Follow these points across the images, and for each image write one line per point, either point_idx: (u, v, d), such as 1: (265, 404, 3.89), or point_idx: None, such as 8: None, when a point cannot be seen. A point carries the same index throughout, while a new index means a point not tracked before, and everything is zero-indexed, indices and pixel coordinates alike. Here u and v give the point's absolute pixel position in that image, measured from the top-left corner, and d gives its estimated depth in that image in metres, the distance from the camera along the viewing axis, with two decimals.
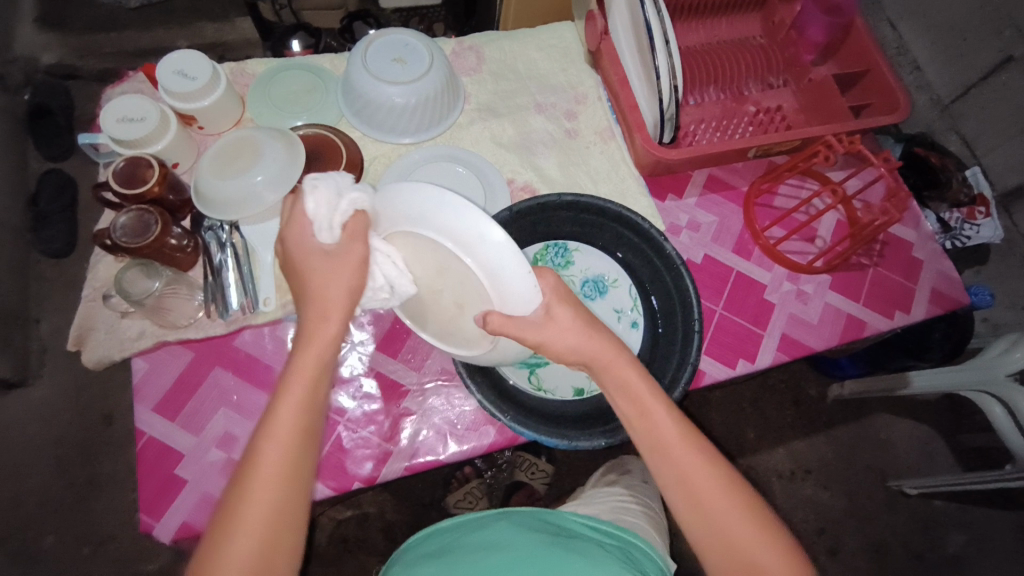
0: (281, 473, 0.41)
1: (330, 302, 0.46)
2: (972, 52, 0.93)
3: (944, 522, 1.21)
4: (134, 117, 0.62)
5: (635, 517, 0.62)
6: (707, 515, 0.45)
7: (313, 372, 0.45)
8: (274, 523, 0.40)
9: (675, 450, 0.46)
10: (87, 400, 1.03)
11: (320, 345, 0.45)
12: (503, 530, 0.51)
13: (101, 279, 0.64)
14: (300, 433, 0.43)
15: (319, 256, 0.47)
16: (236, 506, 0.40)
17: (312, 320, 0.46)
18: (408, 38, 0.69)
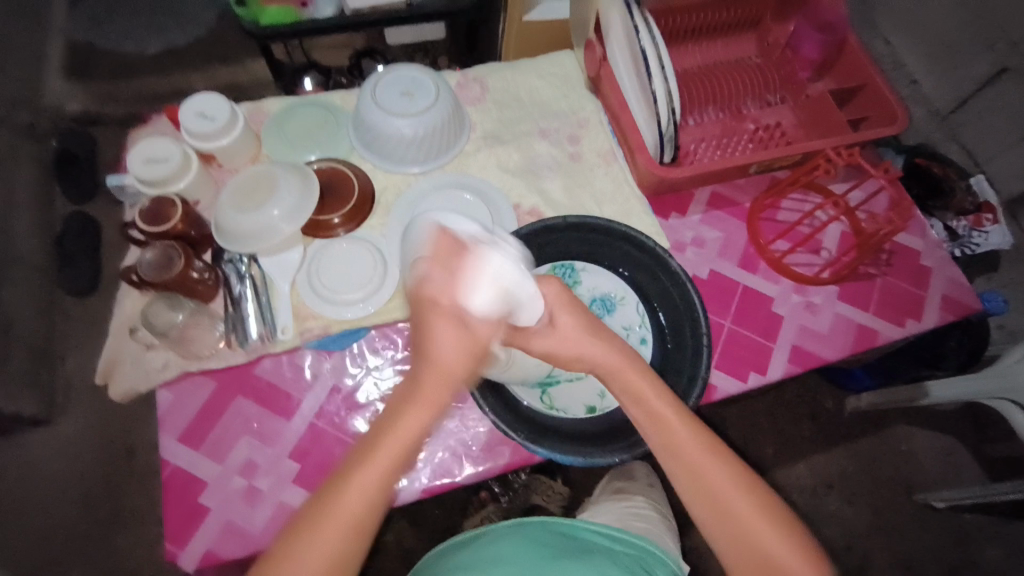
0: (345, 537, 0.41)
1: (442, 369, 0.44)
2: (967, 63, 0.94)
3: (975, 536, 1.18)
4: (159, 158, 0.65)
5: (646, 523, 0.63)
6: (728, 520, 0.45)
7: (407, 441, 0.43)
8: (329, 573, 0.41)
9: (694, 457, 0.46)
10: (112, 433, 1.05)
11: (422, 414, 0.43)
12: (521, 543, 0.51)
13: (128, 313, 0.67)
14: (372, 503, 0.42)
15: (455, 322, 0.44)
16: (304, 544, 0.41)
17: (430, 386, 0.44)
18: (414, 73, 0.72)
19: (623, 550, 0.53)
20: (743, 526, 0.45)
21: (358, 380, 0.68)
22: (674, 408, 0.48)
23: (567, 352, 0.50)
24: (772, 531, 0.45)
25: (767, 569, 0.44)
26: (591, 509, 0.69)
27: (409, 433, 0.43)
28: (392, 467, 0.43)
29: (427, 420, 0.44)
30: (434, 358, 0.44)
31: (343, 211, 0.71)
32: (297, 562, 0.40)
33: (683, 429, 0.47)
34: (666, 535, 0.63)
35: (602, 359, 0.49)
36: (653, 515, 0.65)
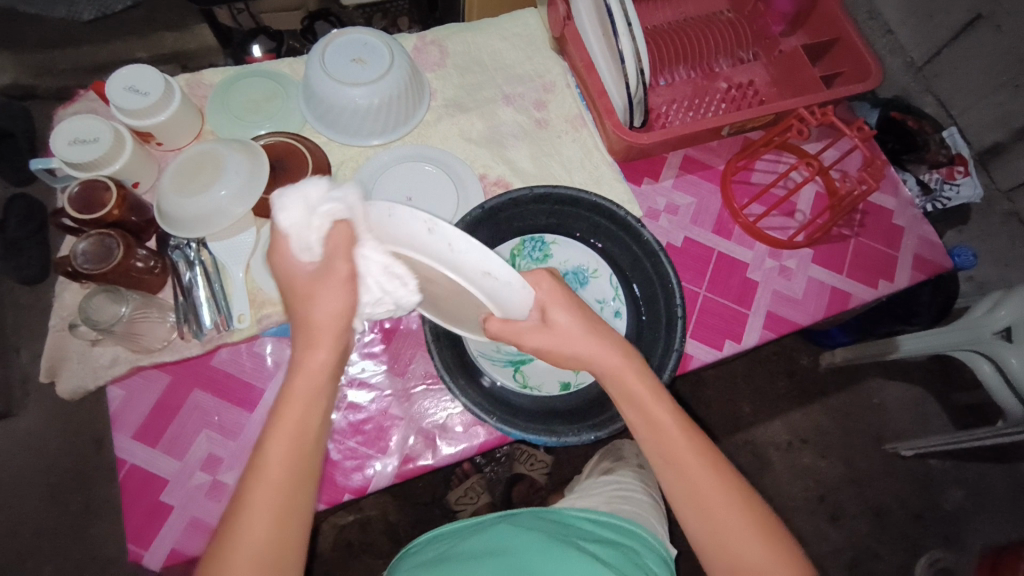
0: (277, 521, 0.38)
1: (314, 321, 0.43)
2: (942, 12, 0.92)
3: (942, 480, 1.22)
4: (87, 139, 0.60)
5: (634, 507, 0.61)
6: (697, 503, 0.45)
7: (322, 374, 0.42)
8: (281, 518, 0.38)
9: (671, 444, 0.45)
10: (78, 426, 1.02)
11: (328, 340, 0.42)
12: (509, 530, 0.51)
13: (68, 308, 0.63)
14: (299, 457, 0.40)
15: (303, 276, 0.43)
16: (245, 500, 0.38)
17: (303, 345, 0.43)
18: (367, 38, 0.67)
19: (605, 534, 0.53)
20: (715, 514, 0.44)
21: None
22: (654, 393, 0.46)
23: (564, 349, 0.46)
24: (741, 519, 0.44)
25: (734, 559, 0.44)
26: (581, 489, 0.67)
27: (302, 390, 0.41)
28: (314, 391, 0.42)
29: (330, 349, 0.43)
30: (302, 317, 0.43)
31: None
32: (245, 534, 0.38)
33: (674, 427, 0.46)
34: (656, 519, 0.61)
35: (587, 348, 0.46)
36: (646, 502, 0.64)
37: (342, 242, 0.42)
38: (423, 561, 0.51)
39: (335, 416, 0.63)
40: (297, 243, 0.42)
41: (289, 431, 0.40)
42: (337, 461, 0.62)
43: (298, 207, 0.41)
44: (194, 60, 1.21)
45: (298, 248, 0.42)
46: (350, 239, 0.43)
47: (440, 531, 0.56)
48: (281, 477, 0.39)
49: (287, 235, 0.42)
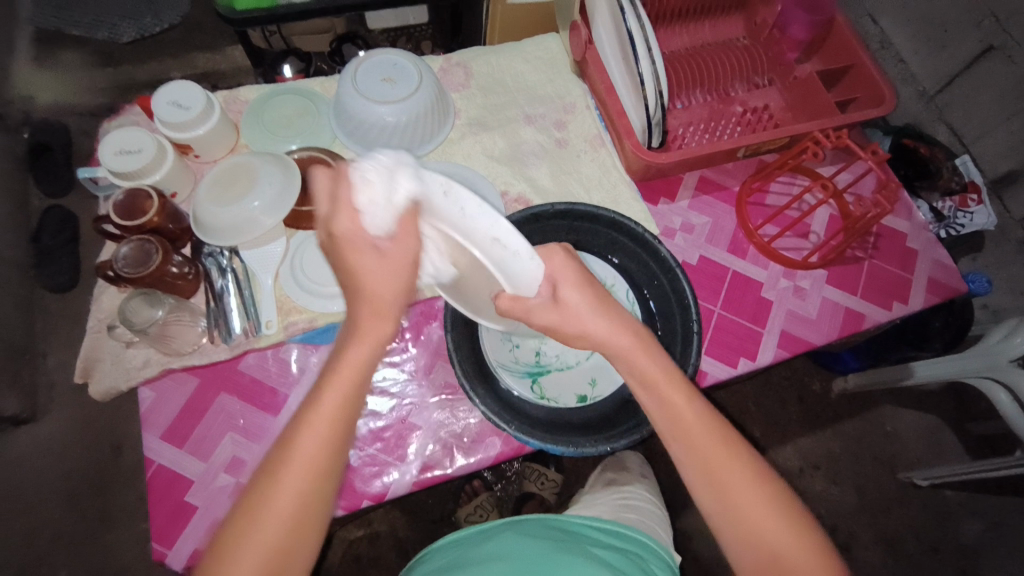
0: (299, 503, 0.39)
1: (366, 300, 0.43)
2: (953, 43, 0.94)
3: (958, 510, 1.20)
4: (132, 150, 0.63)
5: (637, 515, 0.64)
6: (730, 503, 0.45)
7: (353, 376, 0.42)
8: (296, 523, 0.39)
9: (699, 443, 0.46)
10: (96, 432, 1.04)
11: (368, 345, 0.43)
12: (518, 538, 0.51)
13: (105, 310, 0.65)
14: (320, 464, 0.40)
15: (373, 250, 0.43)
16: (262, 498, 0.39)
17: (364, 322, 0.43)
18: (396, 58, 0.70)
19: (617, 543, 0.54)
20: (747, 515, 0.44)
21: None
22: (681, 394, 0.47)
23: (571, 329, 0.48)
24: (773, 516, 0.44)
25: (768, 558, 0.43)
26: (584, 500, 0.69)
27: (350, 379, 0.42)
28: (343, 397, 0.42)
29: (370, 353, 0.43)
30: (354, 288, 0.43)
31: None
32: (254, 530, 0.38)
33: (689, 410, 0.46)
34: (659, 529, 0.63)
35: (609, 338, 0.48)
36: (647, 510, 0.66)
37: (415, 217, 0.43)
38: (434, 569, 0.51)
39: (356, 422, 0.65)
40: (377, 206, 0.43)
41: (319, 433, 0.40)
42: (357, 467, 0.63)
43: (373, 183, 0.42)
44: (224, 80, 1.24)
45: (373, 226, 0.43)
46: (416, 222, 0.43)
47: (452, 537, 0.56)
48: (296, 484, 0.39)
49: (359, 211, 0.43)
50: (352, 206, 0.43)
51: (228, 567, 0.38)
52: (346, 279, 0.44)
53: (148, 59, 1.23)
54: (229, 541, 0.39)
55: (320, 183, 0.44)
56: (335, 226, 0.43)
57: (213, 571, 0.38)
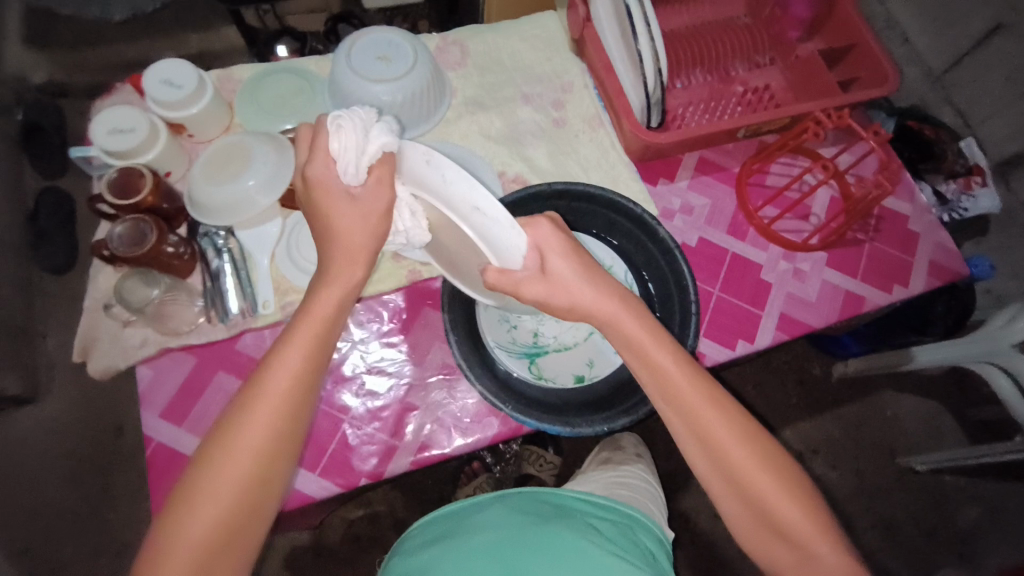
0: (275, 419, 0.43)
1: (353, 247, 0.47)
2: (961, 22, 0.92)
3: (956, 495, 1.21)
4: (125, 129, 0.63)
5: (631, 491, 0.65)
6: (731, 474, 0.46)
7: (323, 320, 0.46)
8: (266, 449, 0.42)
9: (700, 419, 0.46)
10: (97, 415, 1.05)
11: (337, 289, 0.47)
12: (504, 512, 0.52)
13: (102, 290, 0.65)
14: (293, 396, 0.43)
15: (344, 196, 0.45)
16: (237, 423, 0.42)
17: (338, 260, 0.47)
18: (391, 36, 0.70)
19: (609, 517, 0.54)
20: (748, 485, 0.46)
21: (343, 354, 0.67)
22: (680, 369, 0.47)
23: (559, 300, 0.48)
24: (774, 484, 0.46)
25: (767, 521, 0.46)
26: (580, 477, 0.71)
27: (325, 310, 0.46)
28: (315, 342, 0.45)
29: (340, 297, 0.47)
30: (334, 236, 0.46)
31: None
32: (226, 453, 0.42)
33: (689, 388, 0.47)
34: (652, 507, 0.64)
35: (596, 304, 0.48)
36: (640, 486, 0.68)
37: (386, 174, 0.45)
38: (426, 539, 0.52)
39: (354, 402, 0.65)
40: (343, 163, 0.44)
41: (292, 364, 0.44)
42: (354, 445, 0.64)
43: (348, 134, 0.43)
44: (220, 61, 1.23)
45: (347, 178, 0.44)
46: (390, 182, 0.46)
47: (437, 512, 0.56)
48: (269, 413, 0.42)
49: (333, 159, 0.44)
50: (329, 157, 0.45)
51: (208, 482, 0.41)
52: (321, 223, 0.47)
53: (142, 40, 1.22)
54: (215, 453, 0.42)
55: (302, 134, 0.47)
56: (309, 172, 0.45)
57: (190, 494, 0.41)
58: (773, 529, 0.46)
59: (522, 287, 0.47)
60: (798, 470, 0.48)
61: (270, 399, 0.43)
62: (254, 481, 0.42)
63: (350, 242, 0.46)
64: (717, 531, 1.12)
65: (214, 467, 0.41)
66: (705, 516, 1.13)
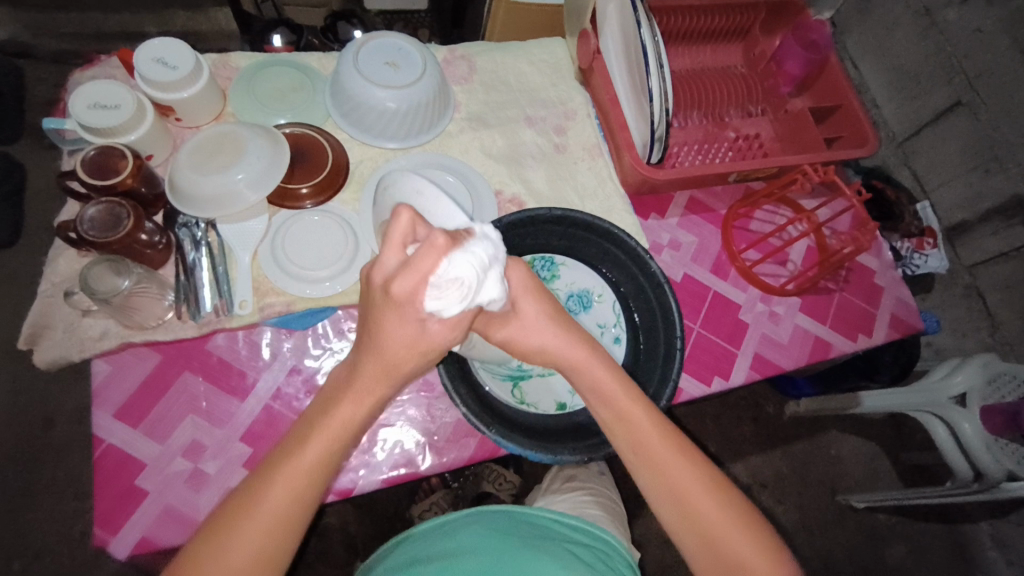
0: (293, 499, 0.42)
1: (383, 359, 0.42)
2: (924, 95, 0.99)
3: (888, 535, 1.27)
4: (107, 104, 0.59)
5: (597, 510, 0.70)
6: (700, 528, 0.46)
7: (345, 424, 0.43)
8: (283, 518, 0.42)
9: (669, 473, 0.47)
10: (28, 401, 1.03)
11: (359, 402, 0.43)
12: (479, 532, 0.54)
13: (61, 274, 0.61)
14: (314, 474, 0.42)
15: (416, 327, 0.41)
16: (256, 493, 0.41)
17: (371, 373, 0.43)
18: (402, 43, 0.68)
19: (583, 539, 0.57)
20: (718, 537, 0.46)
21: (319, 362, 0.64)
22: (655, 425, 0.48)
23: (526, 341, 0.50)
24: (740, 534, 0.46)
25: None
26: (545, 494, 0.74)
27: (344, 417, 0.43)
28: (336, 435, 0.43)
29: (359, 410, 0.43)
30: (378, 351, 0.42)
31: (313, 183, 0.67)
32: (244, 523, 0.41)
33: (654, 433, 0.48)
34: (611, 522, 0.69)
35: (569, 353, 0.50)
36: (608, 509, 0.73)
37: (463, 321, 0.42)
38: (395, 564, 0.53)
39: None
40: (443, 305, 0.39)
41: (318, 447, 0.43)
42: None
43: (463, 275, 0.39)
44: (204, 42, 1.16)
45: (435, 311, 0.40)
46: (464, 323, 0.42)
47: (409, 532, 0.58)
48: (283, 489, 0.42)
49: (428, 287, 0.39)
50: (425, 275, 0.39)
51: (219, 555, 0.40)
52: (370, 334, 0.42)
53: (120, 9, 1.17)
54: (229, 528, 0.41)
55: (398, 230, 0.39)
56: (393, 287, 0.40)
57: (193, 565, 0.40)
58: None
59: (494, 327, 0.49)
60: (771, 531, 0.47)
61: (287, 476, 0.42)
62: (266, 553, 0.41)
63: (364, 374, 0.43)
64: (664, 559, 1.15)
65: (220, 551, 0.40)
66: (655, 544, 1.15)
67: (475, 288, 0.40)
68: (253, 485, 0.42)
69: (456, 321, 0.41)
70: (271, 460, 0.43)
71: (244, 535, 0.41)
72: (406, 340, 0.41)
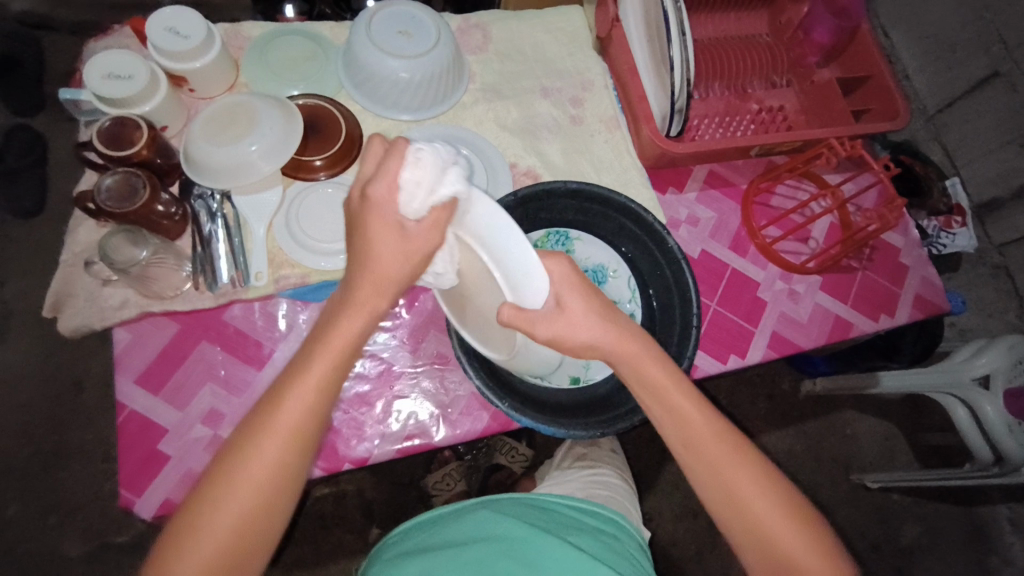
0: (307, 410, 0.42)
1: (381, 269, 0.43)
2: (961, 65, 0.94)
3: (902, 515, 1.26)
4: (122, 75, 0.58)
5: (607, 492, 0.70)
6: (728, 494, 0.47)
7: (348, 341, 0.43)
8: (296, 432, 0.42)
9: (697, 444, 0.47)
10: (55, 368, 1.06)
11: (358, 318, 0.43)
12: (492, 515, 0.55)
13: (82, 244, 0.62)
14: (326, 387, 0.43)
15: (395, 228, 0.42)
16: (271, 413, 0.42)
17: (365, 286, 0.43)
18: (416, 11, 0.67)
19: (591, 522, 0.58)
20: (746, 504, 0.47)
21: None
22: (692, 403, 0.48)
23: (574, 336, 0.46)
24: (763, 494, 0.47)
25: (766, 543, 0.46)
26: (557, 473, 0.75)
27: (347, 334, 0.43)
28: (341, 355, 0.43)
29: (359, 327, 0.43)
30: (366, 259, 0.43)
31: (326, 155, 0.66)
32: (258, 443, 0.41)
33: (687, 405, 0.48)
34: (624, 503, 0.70)
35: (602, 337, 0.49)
36: (618, 484, 0.73)
37: (444, 218, 0.42)
38: (401, 553, 0.55)
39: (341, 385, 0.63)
40: (406, 195, 0.41)
41: (329, 359, 0.43)
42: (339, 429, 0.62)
43: (420, 170, 0.40)
44: (218, 12, 1.16)
45: (406, 209, 0.41)
46: (445, 221, 0.43)
47: (411, 525, 0.60)
48: (299, 402, 0.42)
49: (398, 188, 0.41)
50: (394, 177, 0.41)
51: (238, 476, 0.41)
52: (358, 241, 0.43)
53: None
54: (245, 450, 0.41)
55: (371, 147, 0.42)
56: (369, 190, 0.41)
57: (213, 492, 0.41)
58: (770, 555, 0.46)
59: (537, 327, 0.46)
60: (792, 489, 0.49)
61: (299, 394, 0.42)
62: (284, 472, 0.42)
63: (358, 289, 0.43)
64: (675, 533, 1.16)
65: (235, 476, 0.41)
66: (666, 518, 1.16)
67: (438, 179, 0.40)
68: (266, 405, 0.42)
69: (432, 217, 0.42)
70: (285, 373, 0.43)
71: (259, 456, 0.41)
72: (371, 243, 0.42)
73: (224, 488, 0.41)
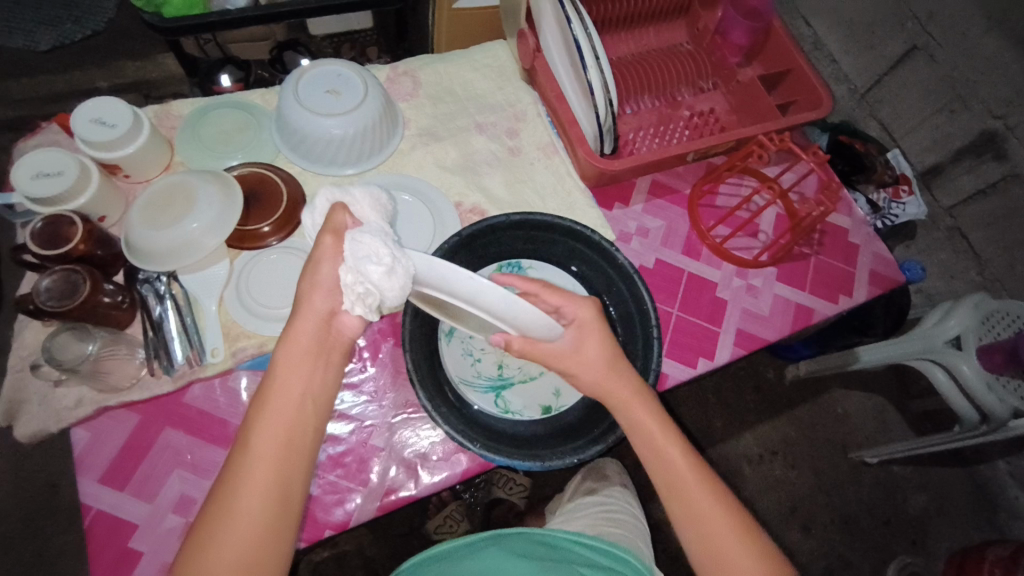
0: (277, 446, 0.43)
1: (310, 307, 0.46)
2: (880, 44, 0.99)
3: (906, 486, 1.26)
4: (51, 172, 0.58)
5: (621, 529, 0.68)
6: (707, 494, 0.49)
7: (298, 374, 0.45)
8: (275, 464, 0.43)
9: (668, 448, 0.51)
10: (26, 471, 1.02)
11: (300, 349, 0.46)
12: (502, 553, 0.55)
13: (28, 347, 0.61)
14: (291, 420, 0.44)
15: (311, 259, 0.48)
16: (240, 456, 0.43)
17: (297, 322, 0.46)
18: (340, 68, 0.68)
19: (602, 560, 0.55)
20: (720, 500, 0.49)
21: None
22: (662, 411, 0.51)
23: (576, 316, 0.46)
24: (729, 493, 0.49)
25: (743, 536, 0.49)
26: (567, 513, 0.73)
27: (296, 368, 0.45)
28: (295, 389, 0.45)
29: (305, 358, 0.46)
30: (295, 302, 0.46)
31: (273, 219, 0.66)
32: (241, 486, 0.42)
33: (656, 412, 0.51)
34: (638, 539, 0.67)
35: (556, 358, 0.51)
36: (631, 523, 0.70)
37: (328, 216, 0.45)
38: None
39: None
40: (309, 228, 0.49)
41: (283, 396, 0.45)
42: (316, 496, 0.61)
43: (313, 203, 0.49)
44: (157, 90, 1.17)
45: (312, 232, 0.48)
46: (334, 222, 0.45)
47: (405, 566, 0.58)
48: (269, 438, 0.44)
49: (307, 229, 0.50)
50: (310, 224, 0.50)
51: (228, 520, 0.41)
52: (309, 276, 0.47)
53: (71, 69, 1.17)
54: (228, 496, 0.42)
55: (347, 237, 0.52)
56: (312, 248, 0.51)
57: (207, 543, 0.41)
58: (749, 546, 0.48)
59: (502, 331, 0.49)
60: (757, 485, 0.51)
61: (266, 431, 0.44)
62: (278, 501, 0.43)
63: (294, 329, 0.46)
64: None
65: (225, 520, 0.41)
66: (673, 526, 1.15)
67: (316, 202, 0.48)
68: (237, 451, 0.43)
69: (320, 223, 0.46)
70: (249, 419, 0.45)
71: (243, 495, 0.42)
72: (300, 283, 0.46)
73: (216, 536, 0.41)
